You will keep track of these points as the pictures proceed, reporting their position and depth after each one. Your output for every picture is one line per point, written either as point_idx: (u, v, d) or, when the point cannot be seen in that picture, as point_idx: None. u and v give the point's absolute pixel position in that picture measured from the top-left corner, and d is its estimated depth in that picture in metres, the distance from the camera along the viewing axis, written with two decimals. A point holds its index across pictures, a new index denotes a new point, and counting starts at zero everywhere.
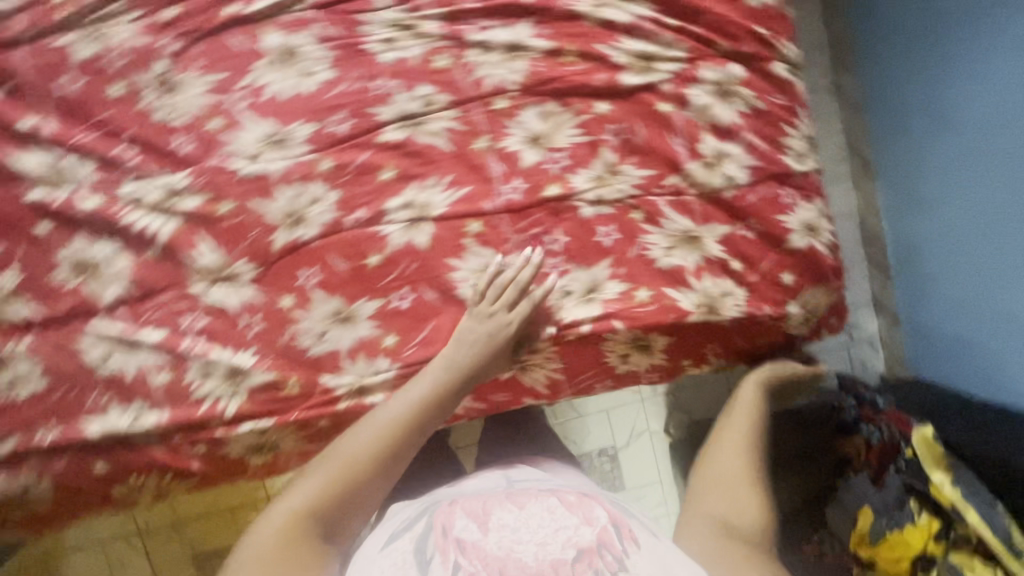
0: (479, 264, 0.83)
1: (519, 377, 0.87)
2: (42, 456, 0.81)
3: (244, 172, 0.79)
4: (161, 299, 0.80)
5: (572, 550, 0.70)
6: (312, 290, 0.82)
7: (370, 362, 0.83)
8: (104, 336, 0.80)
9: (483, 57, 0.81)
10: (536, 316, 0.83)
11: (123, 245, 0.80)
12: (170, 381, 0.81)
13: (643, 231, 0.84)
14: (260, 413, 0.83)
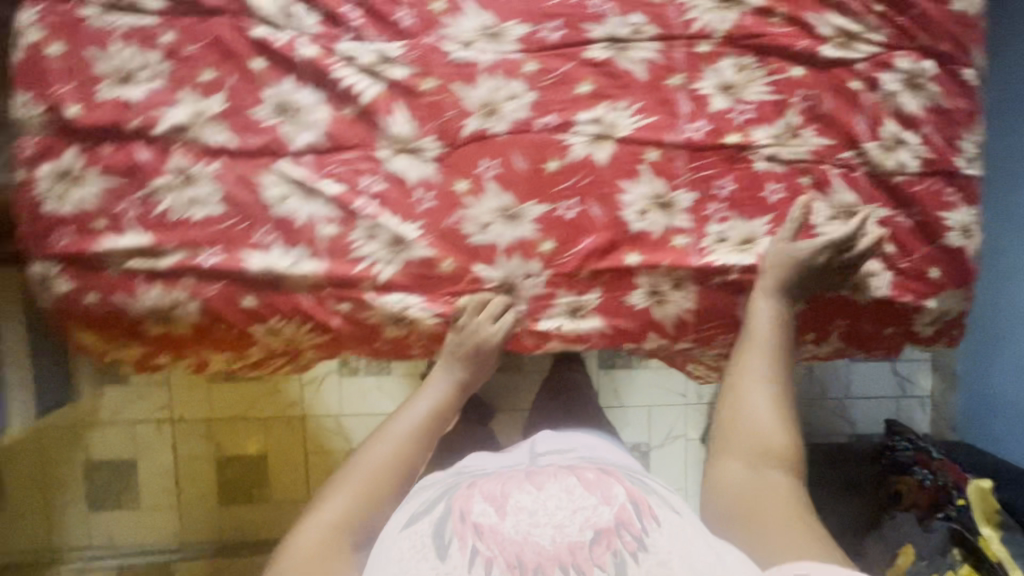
0: (650, 190, 0.87)
1: (653, 311, 0.90)
2: (198, 278, 0.84)
3: (454, 56, 0.84)
4: (348, 156, 0.84)
5: (590, 532, 0.67)
6: (489, 180, 0.86)
7: (523, 263, 0.86)
8: (287, 177, 0.83)
9: (698, 1, 0.85)
10: (692, 250, 0.88)
11: (326, 97, 0.83)
12: (336, 235, 0.84)
13: (808, 196, 0.88)
14: (411, 285, 0.86)
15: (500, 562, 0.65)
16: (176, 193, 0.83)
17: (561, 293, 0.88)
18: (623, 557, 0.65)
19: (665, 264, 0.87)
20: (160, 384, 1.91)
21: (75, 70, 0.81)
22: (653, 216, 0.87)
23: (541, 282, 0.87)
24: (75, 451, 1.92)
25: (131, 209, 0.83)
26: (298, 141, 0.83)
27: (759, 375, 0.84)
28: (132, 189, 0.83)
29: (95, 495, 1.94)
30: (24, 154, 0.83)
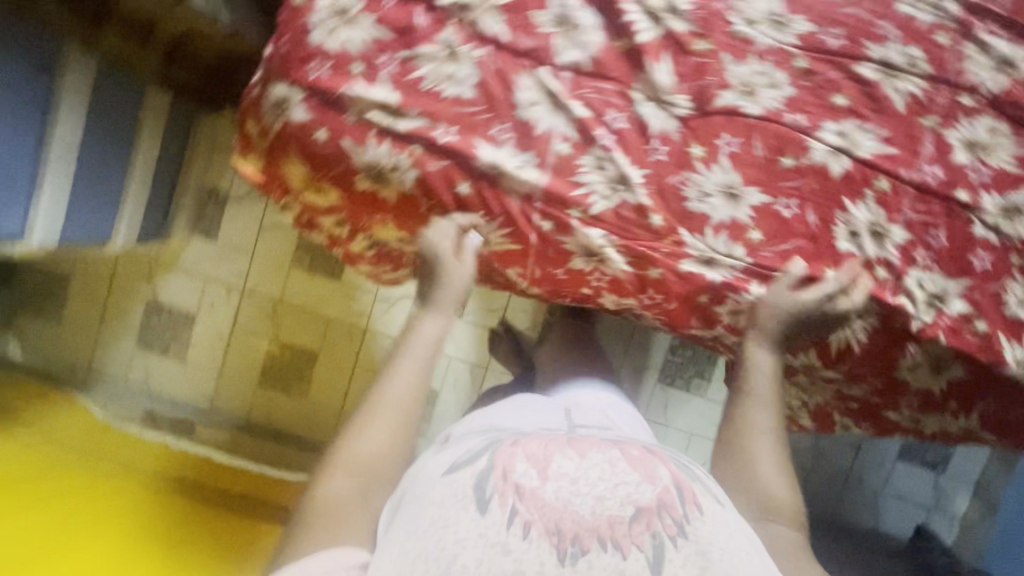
0: (868, 216, 0.87)
1: (825, 331, 0.90)
2: (426, 150, 0.86)
3: (736, 29, 0.84)
4: (603, 85, 0.85)
5: (631, 508, 0.68)
6: (724, 155, 0.86)
7: (729, 244, 0.87)
8: (542, 86, 0.85)
9: (977, 55, 0.86)
10: (888, 285, 0.87)
11: (604, 24, 0.84)
12: (566, 154, 0.86)
13: (1013, 276, 0.89)
14: (615, 228, 0.87)
15: (538, 526, 0.66)
16: (435, 65, 0.84)
17: (752, 283, 0.87)
18: (662, 540, 0.67)
19: (861, 289, 0.86)
20: (247, 252, 1.93)
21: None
22: (864, 240, 0.87)
23: (736, 267, 0.87)
24: (145, 286, 1.94)
25: (387, 66, 0.85)
26: (565, 56, 0.85)
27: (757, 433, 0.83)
28: (397, 47, 0.84)
29: (148, 335, 1.96)
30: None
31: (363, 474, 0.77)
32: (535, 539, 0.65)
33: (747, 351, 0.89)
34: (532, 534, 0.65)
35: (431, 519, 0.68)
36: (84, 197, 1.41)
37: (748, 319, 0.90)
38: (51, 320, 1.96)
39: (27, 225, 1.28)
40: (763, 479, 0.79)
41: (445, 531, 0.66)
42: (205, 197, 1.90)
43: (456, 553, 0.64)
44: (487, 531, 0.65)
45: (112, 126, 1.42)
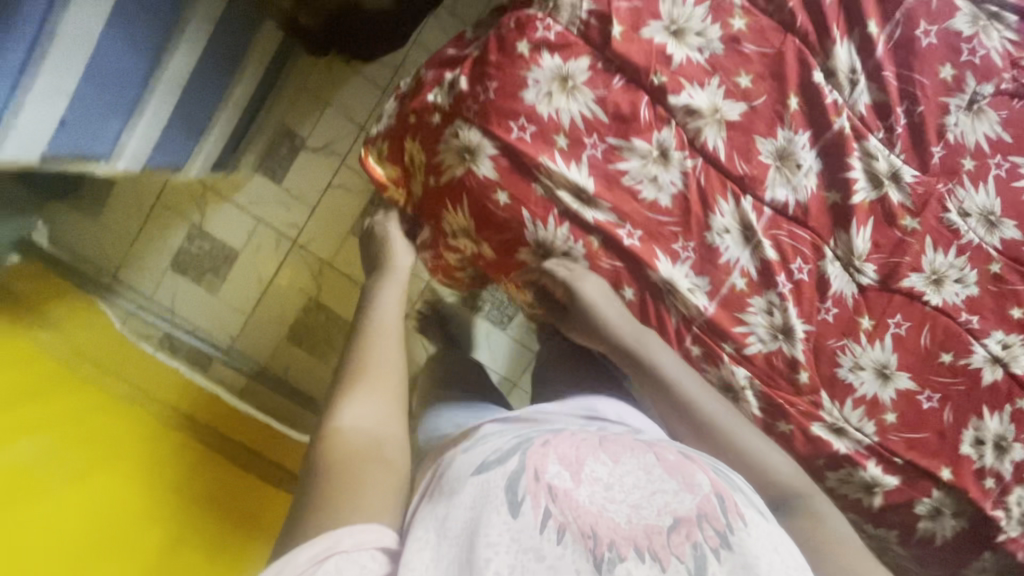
0: (997, 428, 0.88)
1: (918, 521, 0.90)
2: (604, 245, 0.81)
3: (948, 216, 0.82)
4: (801, 232, 0.82)
5: (669, 518, 0.56)
6: (890, 333, 0.84)
7: (862, 418, 0.87)
8: (742, 216, 0.81)
9: None
10: (988, 494, 0.89)
11: (822, 174, 0.81)
12: (739, 289, 0.83)
13: None
14: (763, 373, 0.85)
15: (573, 531, 0.53)
16: (642, 163, 0.79)
17: (871, 462, 0.87)
18: (704, 553, 0.54)
19: (968, 495, 0.88)
20: (310, 205, 1.83)
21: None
22: (987, 450, 0.88)
23: (862, 443, 0.87)
24: (193, 209, 1.84)
25: (592, 148, 0.79)
26: (774, 192, 0.80)
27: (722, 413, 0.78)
28: (609, 132, 0.79)
29: (184, 259, 1.87)
30: (538, 30, 0.77)
31: (369, 438, 0.67)
32: (570, 548, 0.52)
33: (622, 332, 0.80)
34: (569, 543, 0.52)
35: (456, 522, 0.54)
36: (175, 123, 1.31)
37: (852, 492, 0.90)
38: (85, 215, 1.86)
39: (117, 149, 1.19)
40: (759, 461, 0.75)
41: (468, 529, 0.52)
42: (281, 137, 1.78)
43: (488, 561, 0.49)
44: (519, 536, 0.52)
45: (222, 56, 1.32)
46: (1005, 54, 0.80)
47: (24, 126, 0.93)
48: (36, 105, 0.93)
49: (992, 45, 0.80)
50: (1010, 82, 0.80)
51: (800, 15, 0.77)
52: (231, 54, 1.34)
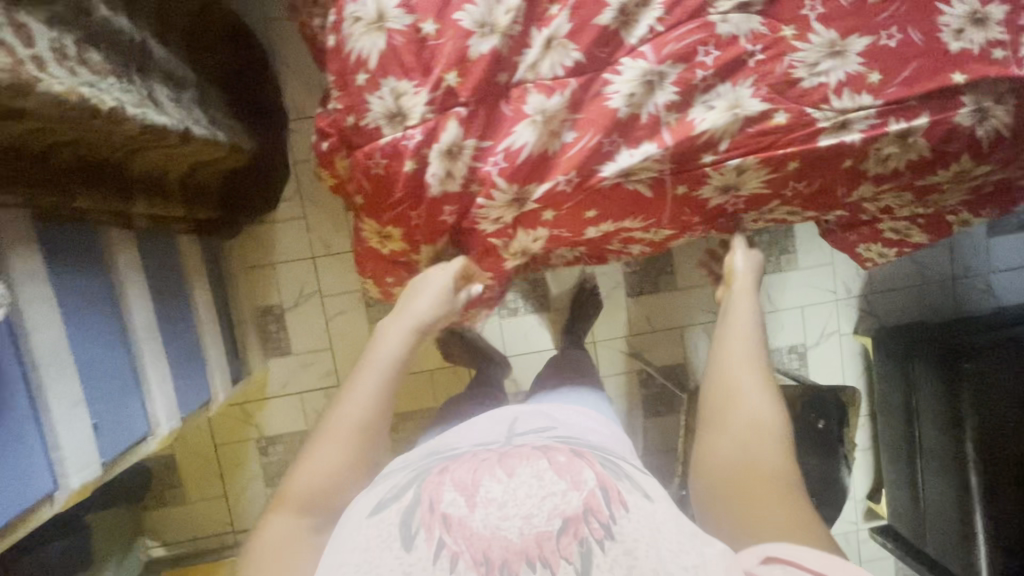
0: (967, 10, 0.88)
1: (974, 129, 0.90)
2: (545, 162, 0.85)
3: None
4: (686, 30, 0.84)
5: (558, 520, 0.70)
6: (813, 21, 0.86)
7: (855, 98, 0.87)
8: (634, 71, 0.83)
9: None
10: (1007, 59, 0.88)
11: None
12: (672, 100, 0.85)
13: None
14: (744, 147, 0.88)
15: (466, 557, 0.68)
16: (537, 131, 0.83)
17: (891, 121, 0.89)
18: (590, 546, 0.69)
19: (992, 76, 0.87)
20: (327, 348, 1.90)
21: (451, 41, 0.79)
22: (971, 33, 0.88)
23: (869, 116, 0.88)
24: (247, 428, 1.90)
25: (496, 163, 0.83)
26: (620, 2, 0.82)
27: (739, 364, 0.98)
28: (468, 74, 0.80)
29: (273, 471, 1.92)
30: (369, 61, 0.81)
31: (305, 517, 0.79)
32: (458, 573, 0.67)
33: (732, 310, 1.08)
34: (460, 567, 0.68)
35: (354, 564, 0.71)
36: (180, 369, 1.39)
37: (895, 161, 0.93)
38: (173, 508, 1.91)
39: (153, 421, 1.25)
40: (747, 405, 0.92)
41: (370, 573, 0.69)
42: (264, 316, 1.86)
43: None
44: (412, 567, 0.68)
45: (167, 291, 1.38)
46: None
47: (71, 450, 0.99)
48: (68, 428, 0.99)
49: None
50: None
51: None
52: (173, 285, 1.42)
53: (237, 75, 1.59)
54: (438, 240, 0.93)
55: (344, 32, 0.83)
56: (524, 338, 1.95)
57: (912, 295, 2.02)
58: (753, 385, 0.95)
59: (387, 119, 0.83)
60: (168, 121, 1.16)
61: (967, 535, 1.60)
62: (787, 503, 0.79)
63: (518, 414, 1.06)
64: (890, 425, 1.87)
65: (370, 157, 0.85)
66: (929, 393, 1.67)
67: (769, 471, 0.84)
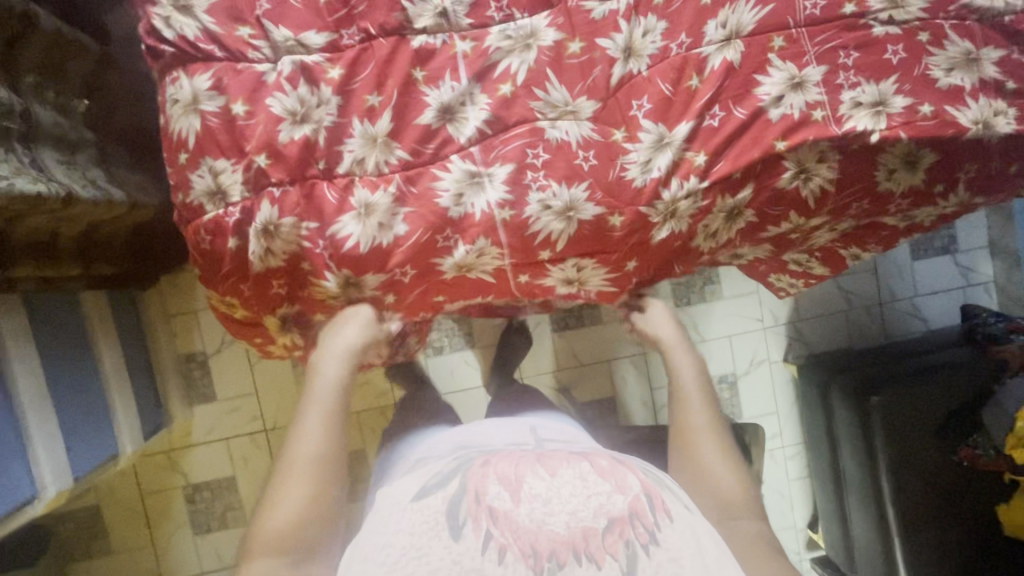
0: (784, 77, 0.91)
1: (798, 190, 0.93)
2: (378, 257, 0.87)
3: (597, 12, 0.89)
4: (514, 135, 0.88)
5: (603, 519, 0.73)
6: (642, 120, 0.90)
7: (682, 184, 0.90)
8: (461, 170, 0.88)
9: None
10: (826, 121, 0.90)
11: (485, 80, 0.88)
12: (497, 176, 0.88)
13: (928, 52, 0.92)
14: (583, 246, 0.93)
15: (514, 549, 0.71)
16: (362, 224, 0.86)
17: (720, 198, 0.92)
18: (636, 549, 0.72)
19: (811, 139, 0.89)
20: (252, 393, 1.90)
21: (261, 126, 0.83)
22: (790, 98, 0.91)
23: (699, 200, 0.92)
24: (175, 476, 1.89)
25: (325, 248, 0.86)
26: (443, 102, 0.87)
27: (697, 440, 0.96)
28: (285, 155, 0.83)
29: (202, 518, 1.91)
30: (189, 141, 0.84)
31: (296, 545, 0.74)
32: (508, 563, 0.70)
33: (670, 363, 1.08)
34: (508, 558, 0.70)
35: (403, 547, 0.72)
36: (75, 427, 1.39)
37: (724, 231, 0.98)
38: (100, 558, 1.89)
39: (39, 483, 1.26)
40: (714, 480, 0.91)
41: (418, 558, 0.71)
42: (187, 362, 1.88)
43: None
44: (461, 557, 0.70)
45: (64, 351, 1.39)
46: None
47: None
48: None
49: None
50: None
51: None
52: (68, 343, 1.41)
53: (131, 137, 1.60)
54: (276, 309, 0.93)
55: (168, 113, 0.86)
56: (448, 373, 1.95)
57: (838, 320, 2.02)
58: (715, 459, 0.93)
59: (209, 197, 0.85)
60: (39, 188, 1.17)
61: (889, 567, 1.60)
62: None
63: (535, 429, 1.05)
64: (820, 456, 1.86)
65: (197, 232, 0.87)
66: (844, 422, 1.67)
67: (751, 540, 0.84)
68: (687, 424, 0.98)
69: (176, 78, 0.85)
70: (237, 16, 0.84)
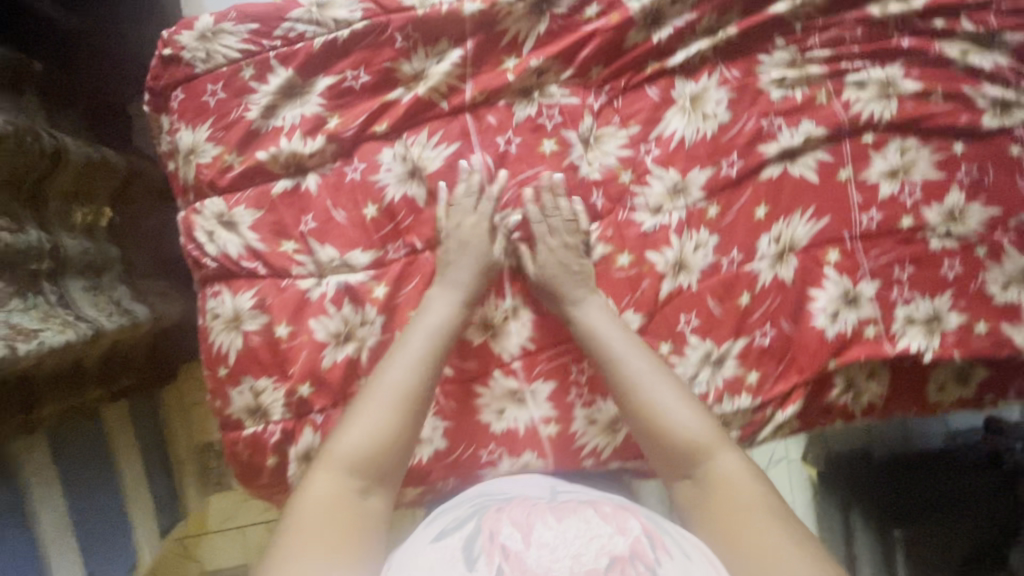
0: (839, 291, 0.88)
1: (848, 404, 0.91)
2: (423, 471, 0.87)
3: (647, 225, 0.88)
4: (559, 350, 0.88)
5: (604, 559, 0.55)
6: (690, 334, 0.89)
7: (733, 400, 0.89)
8: (505, 386, 0.87)
9: (859, 95, 0.88)
10: (879, 340, 0.89)
11: (532, 295, 0.88)
12: (545, 393, 0.87)
13: (985, 267, 0.90)
14: (627, 454, 0.89)
15: None
16: None
17: (772, 410, 0.89)
18: None
19: (862, 359, 0.88)
20: None
21: (304, 349, 0.81)
22: (845, 315, 0.88)
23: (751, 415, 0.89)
24: (188, 564, 1.88)
25: None
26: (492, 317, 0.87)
27: (638, 388, 0.81)
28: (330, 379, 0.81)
29: None
30: (230, 357, 0.83)
31: (360, 473, 0.72)
32: None
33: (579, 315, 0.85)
34: None
35: None
36: (94, 549, 1.37)
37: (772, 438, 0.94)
38: None
39: None
40: (667, 428, 0.78)
41: None
42: (203, 452, 1.86)
43: None
44: None
45: (91, 473, 1.38)
46: (575, 81, 0.86)
47: None
48: None
49: (558, 90, 0.86)
50: (598, 96, 0.87)
51: (403, 202, 0.85)
52: (88, 460, 1.39)
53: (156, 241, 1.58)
54: None
55: (208, 322, 0.84)
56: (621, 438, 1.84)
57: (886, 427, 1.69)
58: (675, 401, 0.80)
59: (249, 413, 0.83)
60: (67, 336, 1.12)
61: None
62: (760, 534, 0.69)
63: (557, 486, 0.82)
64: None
65: (234, 443, 0.85)
66: (864, 546, 1.51)
67: (727, 487, 0.74)
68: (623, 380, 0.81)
69: (216, 292, 0.83)
70: (282, 231, 0.83)
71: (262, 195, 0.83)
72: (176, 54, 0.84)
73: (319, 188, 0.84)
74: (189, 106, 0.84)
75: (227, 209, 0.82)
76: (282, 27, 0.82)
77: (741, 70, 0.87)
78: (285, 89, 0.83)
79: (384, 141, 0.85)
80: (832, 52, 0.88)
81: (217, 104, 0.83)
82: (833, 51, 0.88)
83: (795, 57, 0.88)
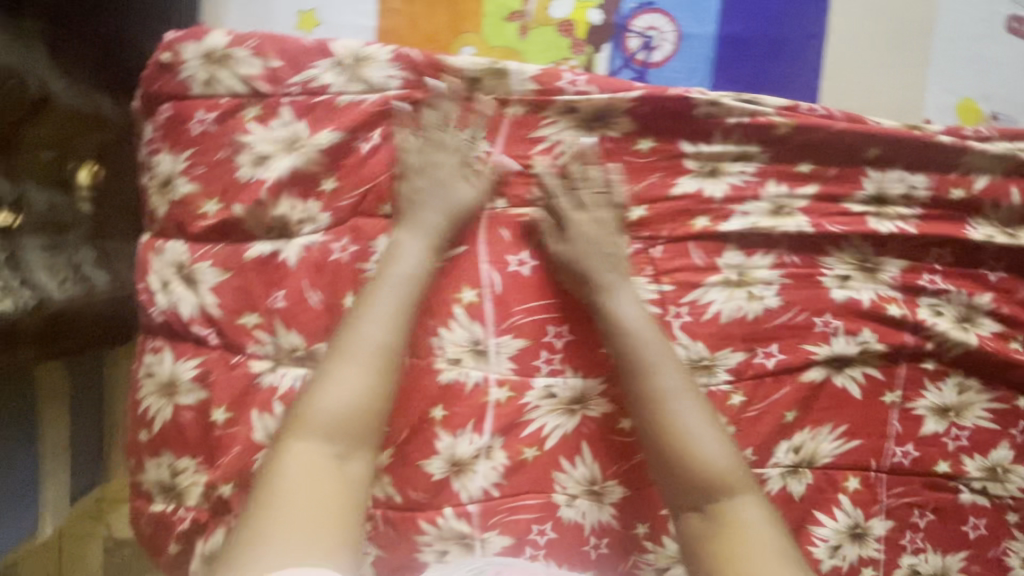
0: (846, 523, 0.78)
1: None
2: None
3: None
4: (522, 504, 0.76)
5: None
6: (672, 523, 0.77)
7: None
8: (452, 528, 0.76)
9: (936, 320, 0.77)
10: None
11: (511, 437, 0.76)
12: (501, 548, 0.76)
13: (1011, 535, 0.80)
14: None
15: None
16: None
17: None
18: None
19: None
20: None
21: (235, 441, 0.70)
22: (846, 549, 0.78)
23: None
24: None
25: None
26: (461, 451, 0.75)
27: (665, 402, 0.70)
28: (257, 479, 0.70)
29: None
30: (154, 423, 0.73)
31: (337, 437, 0.63)
32: None
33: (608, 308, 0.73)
34: None
35: None
36: None
37: None
38: None
39: None
40: (695, 451, 0.69)
41: None
42: None
43: None
44: None
45: None
46: (613, 221, 0.75)
47: None
48: None
49: (592, 223, 0.75)
50: (637, 241, 0.76)
51: None
52: None
53: None
54: None
55: (143, 376, 0.74)
56: None
57: None
58: (696, 422, 0.70)
59: (161, 489, 0.73)
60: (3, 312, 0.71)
61: None
62: None
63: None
64: None
65: (137, 513, 0.75)
66: None
67: (737, 531, 0.66)
68: (657, 398, 0.71)
69: (157, 347, 0.74)
70: (243, 301, 0.73)
71: (233, 256, 0.73)
72: (174, 62, 0.74)
73: (298, 263, 0.73)
74: (181, 135, 0.74)
75: (189, 261, 0.74)
76: (305, 77, 0.73)
77: (805, 256, 0.77)
78: (287, 143, 0.74)
79: (381, 225, 0.74)
80: (912, 259, 0.77)
81: (209, 139, 0.74)
82: (914, 259, 0.78)
83: (869, 257, 0.77)
